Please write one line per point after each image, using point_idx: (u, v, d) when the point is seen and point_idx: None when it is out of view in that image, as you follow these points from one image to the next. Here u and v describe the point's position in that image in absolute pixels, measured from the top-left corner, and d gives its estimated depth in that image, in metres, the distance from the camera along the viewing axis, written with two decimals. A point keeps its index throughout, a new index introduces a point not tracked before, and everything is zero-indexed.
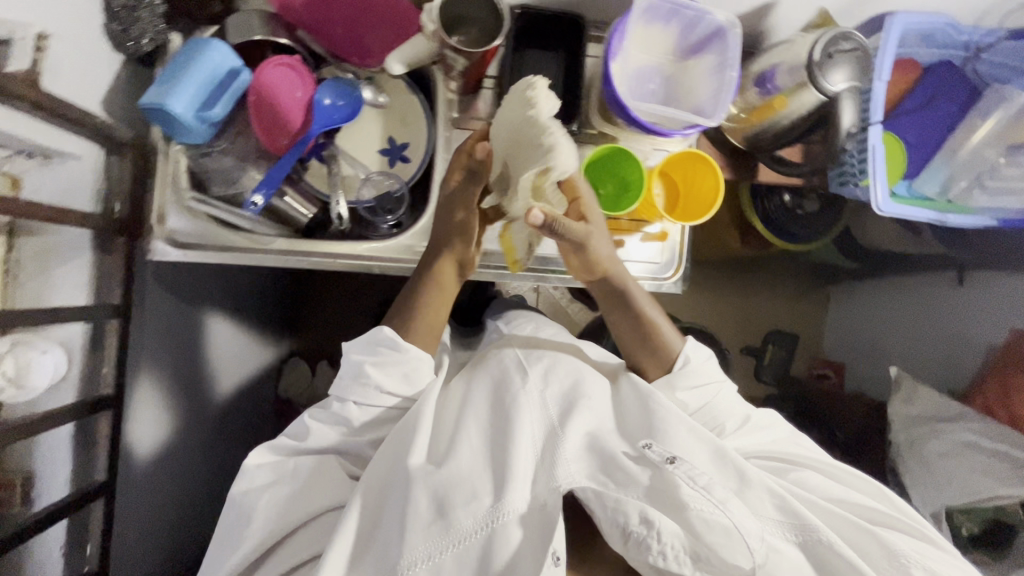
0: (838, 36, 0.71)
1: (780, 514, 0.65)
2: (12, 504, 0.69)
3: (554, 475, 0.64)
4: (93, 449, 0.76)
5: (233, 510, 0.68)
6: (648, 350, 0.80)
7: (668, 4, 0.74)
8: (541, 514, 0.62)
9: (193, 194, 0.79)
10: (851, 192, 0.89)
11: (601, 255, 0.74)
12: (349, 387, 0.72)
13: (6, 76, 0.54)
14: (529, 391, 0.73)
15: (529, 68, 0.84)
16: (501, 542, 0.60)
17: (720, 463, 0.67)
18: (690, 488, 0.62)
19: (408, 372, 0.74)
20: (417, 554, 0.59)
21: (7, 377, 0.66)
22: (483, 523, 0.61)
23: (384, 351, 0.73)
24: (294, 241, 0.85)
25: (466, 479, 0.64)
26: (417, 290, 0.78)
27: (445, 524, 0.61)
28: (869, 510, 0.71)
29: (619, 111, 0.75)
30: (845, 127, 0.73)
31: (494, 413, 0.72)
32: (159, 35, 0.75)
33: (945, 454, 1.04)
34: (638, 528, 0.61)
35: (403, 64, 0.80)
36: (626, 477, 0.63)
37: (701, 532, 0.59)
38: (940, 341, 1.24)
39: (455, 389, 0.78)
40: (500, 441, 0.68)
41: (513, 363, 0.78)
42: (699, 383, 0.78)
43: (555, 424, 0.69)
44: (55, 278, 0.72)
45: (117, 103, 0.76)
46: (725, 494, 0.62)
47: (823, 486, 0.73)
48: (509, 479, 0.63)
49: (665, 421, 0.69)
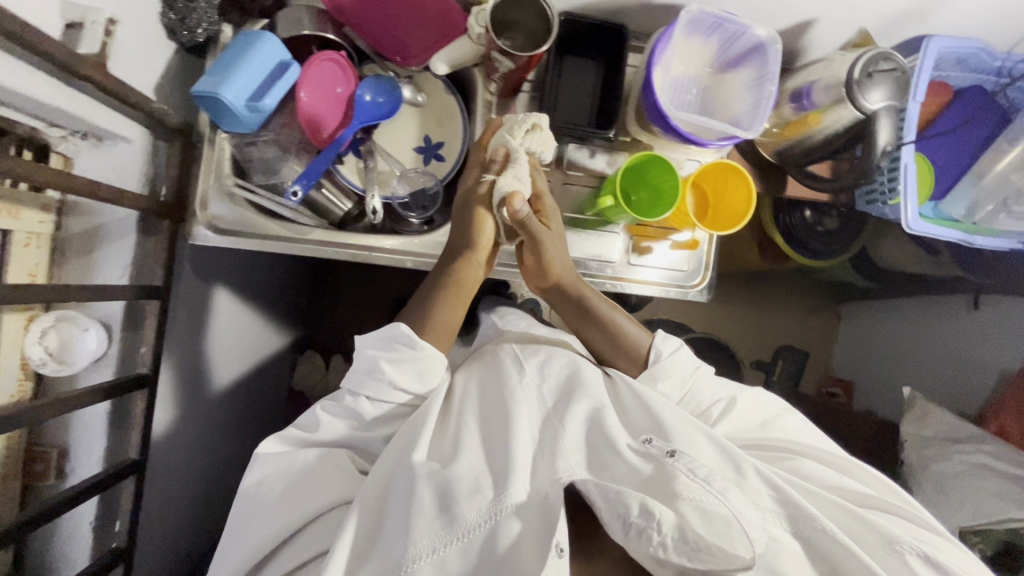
0: (877, 56, 0.72)
1: (780, 505, 0.65)
2: (47, 476, 0.72)
3: (554, 467, 0.62)
4: (124, 431, 0.76)
5: (245, 502, 0.66)
6: (623, 348, 0.84)
7: (710, 18, 0.76)
8: (542, 506, 0.60)
9: (236, 181, 0.81)
10: (879, 210, 0.92)
11: (554, 260, 0.82)
12: (364, 380, 0.71)
13: (77, 57, 0.56)
14: (526, 385, 0.74)
15: (567, 75, 0.87)
16: (505, 536, 0.57)
17: (717, 456, 0.67)
18: (690, 479, 0.60)
19: (422, 371, 0.73)
20: (421, 549, 0.56)
21: (48, 351, 0.69)
22: (487, 516, 0.58)
23: (400, 348, 0.72)
24: (331, 232, 0.86)
25: (470, 471, 0.62)
26: (433, 290, 0.80)
27: (448, 518, 0.58)
28: (862, 496, 0.71)
29: (659, 119, 0.77)
30: (880, 147, 0.76)
31: (494, 407, 0.72)
32: (212, 27, 0.78)
33: (958, 475, 1.03)
34: (639, 520, 0.56)
35: (446, 65, 0.83)
36: (624, 470, 0.63)
37: (704, 525, 0.56)
38: (950, 361, 1.23)
39: (455, 385, 0.78)
40: (499, 432, 0.68)
41: (510, 359, 0.79)
42: (685, 375, 0.80)
43: (553, 420, 0.69)
44: (100, 257, 0.74)
45: (168, 89, 0.78)
46: (724, 485, 0.61)
47: (817, 473, 0.72)
48: (510, 471, 0.61)
49: (662, 416, 0.70)
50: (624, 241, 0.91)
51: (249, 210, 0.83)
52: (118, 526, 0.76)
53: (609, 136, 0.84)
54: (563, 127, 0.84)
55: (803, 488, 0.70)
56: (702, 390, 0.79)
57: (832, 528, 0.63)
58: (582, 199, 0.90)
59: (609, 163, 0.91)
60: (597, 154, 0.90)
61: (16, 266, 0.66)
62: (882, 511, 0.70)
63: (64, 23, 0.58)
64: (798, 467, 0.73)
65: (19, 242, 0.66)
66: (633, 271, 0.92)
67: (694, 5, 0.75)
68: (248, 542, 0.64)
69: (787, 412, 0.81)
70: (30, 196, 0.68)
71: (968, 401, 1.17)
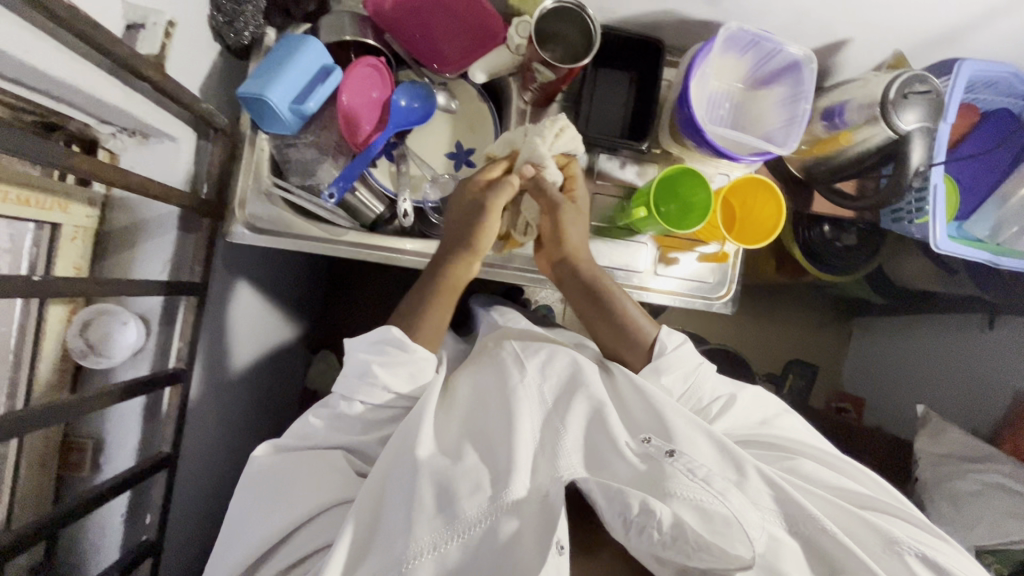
0: (913, 78, 0.74)
1: (780, 505, 0.64)
2: (82, 467, 0.74)
3: (556, 465, 0.62)
4: (156, 424, 0.77)
5: (245, 501, 0.66)
6: (627, 336, 0.79)
7: (747, 36, 0.78)
8: (542, 504, 0.60)
9: (275, 181, 0.83)
10: (904, 229, 0.95)
11: (572, 231, 0.79)
12: (355, 384, 0.70)
13: (141, 59, 0.57)
14: (528, 385, 0.71)
15: (601, 85, 0.89)
16: (504, 533, 0.58)
17: (718, 455, 0.66)
18: (688, 479, 0.61)
19: (415, 372, 0.71)
20: (422, 545, 0.56)
21: (89, 344, 0.70)
22: (485, 514, 0.59)
23: (390, 351, 0.71)
24: (363, 234, 0.87)
25: (470, 469, 0.62)
26: (428, 285, 0.78)
27: (448, 515, 0.58)
28: (861, 496, 0.69)
29: (694, 133, 0.78)
30: (912, 168, 0.76)
31: (493, 403, 0.70)
32: (258, 30, 0.79)
33: (973, 494, 1.01)
34: (638, 518, 0.57)
35: (485, 73, 0.85)
36: (622, 468, 0.63)
37: (702, 525, 0.58)
38: (965, 380, 1.21)
39: (455, 383, 0.76)
40: (500, 431, 0.66)
41: (512, 358, 0.75)
42: (687, 370, 0.77)
43: (554, 419, 0.68)
44: (141, 252, 0.75)
45: (212, 90, 0.79)
46: (725, 485, 0.62)
47: (817, 473, 0.71)
48: (511, 468, 0.61)
49: (663, 415, 0.69)
50: (651, 252, 0.92)
51: (287, 210, 0.84)
52: (148, 519, 0.77)
53: (642, 147, 0.85)
54: (597, 137, 0.85)
55: (803, 488, 0.68)
56: (704, 384, 0.77)
57: (834, 529, 0.62)
58: (609, 210, 0.91)
59: (639, 174, 0.92)
60: (627, 165, 0.92)
61: (62, 259, 0.67)
62: (882, 512, 0.68)
63: (126, 24, 0.60)
64: (796, 467, 0.71)
65: (67, 236, 0.68)
66: (658, 282, 0.93)
67: (732, 23, 0.77)
68: (246, 544, 0.64)
69: (786, 413, 0.79)
70: (78, 191, 0.69)
71: (981, 417, 1.17)
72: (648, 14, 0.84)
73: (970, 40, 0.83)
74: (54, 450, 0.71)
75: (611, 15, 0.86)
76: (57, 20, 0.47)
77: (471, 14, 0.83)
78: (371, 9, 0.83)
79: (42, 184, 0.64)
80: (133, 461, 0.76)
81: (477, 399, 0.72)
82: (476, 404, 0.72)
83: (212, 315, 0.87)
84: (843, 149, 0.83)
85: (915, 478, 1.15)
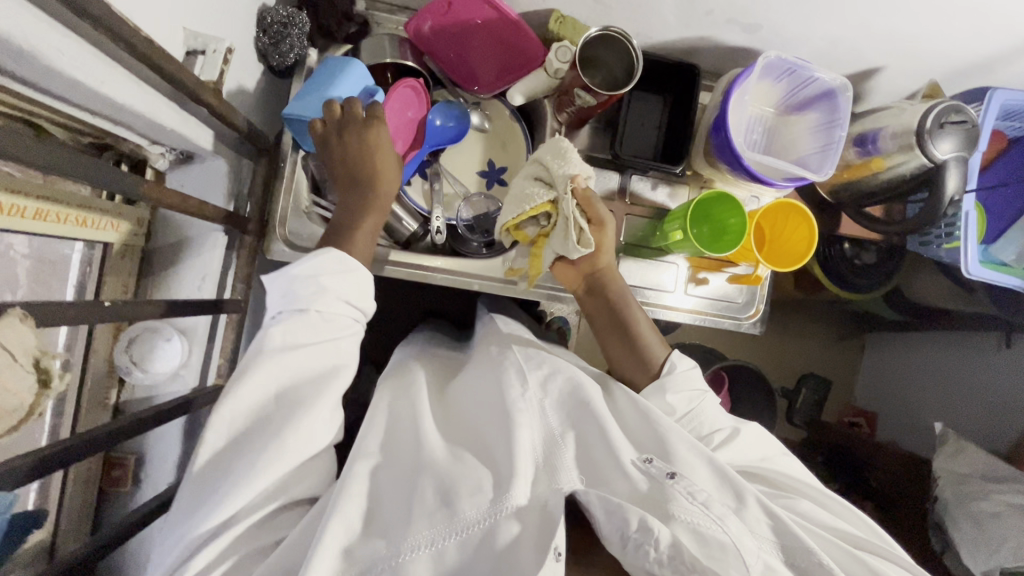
0: (948, 109, 0.75)
1: (778, 537, 0.56)
2: (123, 483, 0.75)
3: (556, 477, 0.57)
4: (195, 440, 0.78)
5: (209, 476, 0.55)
6: (635, 357, 0.77)
7: (785, 64, 0.79)
8: (542, 514, 0.54)
9: (314, 200, 0.83)
10: (933, 253, 0.97)
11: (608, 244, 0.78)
12: (296, 296, 0.61)
13: (202, 85, 0.58)
14: (529, 398, 0.65)
15: (634, 108, 0.90)
16: (501, 538, 0.52)
17: (716, 480, 0.60)
18: (688, 502, 0.55)
19: (360, 287, 0.65)
20: (420, 539, 0.52)
21: (135, 361, 0.71)
22: (485, 514, 0.53)
23: (332, 267, 0.63)
24: (399, 253, 0.87)
25: (470, 471, 0.57)
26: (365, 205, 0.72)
27: (449, 511, 0.53)
28: (860, 537, 0.63)
29: (730, 156, 0.79)
30: (947, 195, 0.77)
31: (489, 416, 0.65)
32: (302, 52, 0.81)
33: (997, 515, 0.97)
34: (636, 535, 0.53)
35: (522, 96, 0.86)
36: (622, 486, 0.58)
37: (698, 548, 0.52)
38: (986, 400, 1.17)
39: (455, 399, 0.73)
40: (497, 440, 0.61)
41: (513, 366, 0.70)
42: (689, 394, 0.73)
43: (555, 431, 0.63)
44: (185, 271, 0.76)
45: (255, 110, 0.81)
46: (724, 511, 0.56)
47: (818, 515, 0.65)
48: (511, 472, 0.56)
49: (668, 435, 0.64)
50: (682, 270, 0.93)
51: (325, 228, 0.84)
52: None
53: (676, 171, 0.86)
54: (632, 159, 0.86)
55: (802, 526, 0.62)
56: (704, 415, 0.71)
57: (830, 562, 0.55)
58: (639, 229, 0.91)
59: (669, 195, 0.93)
60: (659, 187, 0.93)
61: (110, 277, 0.70)
62: (883, 559, 0.62)
63: (186, 50, 0.63)
64: (797, 506, 0.65)
65: (116, 253, 0.70)
66: (686, 301, 0.93)
67: (770, 52, 0.78)
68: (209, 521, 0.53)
69: (784, 454, 0.73)
70: (128, 210, 0.70)
71: (997, 439, 1.13)
72: (684, 40, 0.86)
73: (1001, 70, 0.85)
74: (98, 466, 0.73)
75: (647, 41, 0.88)
76: (134, 51, 0.48)
77: (510, 38, 0.83)
78: (410, 31, 0.83)
79: (98, 206, 0.65)
80: (173, 476, 0.77)
81: (474, 412, 0.68)
82: (473, 416, 0.68)
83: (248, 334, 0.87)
84: (874, 175, 0.85)
85: (933, 497, 1.11)
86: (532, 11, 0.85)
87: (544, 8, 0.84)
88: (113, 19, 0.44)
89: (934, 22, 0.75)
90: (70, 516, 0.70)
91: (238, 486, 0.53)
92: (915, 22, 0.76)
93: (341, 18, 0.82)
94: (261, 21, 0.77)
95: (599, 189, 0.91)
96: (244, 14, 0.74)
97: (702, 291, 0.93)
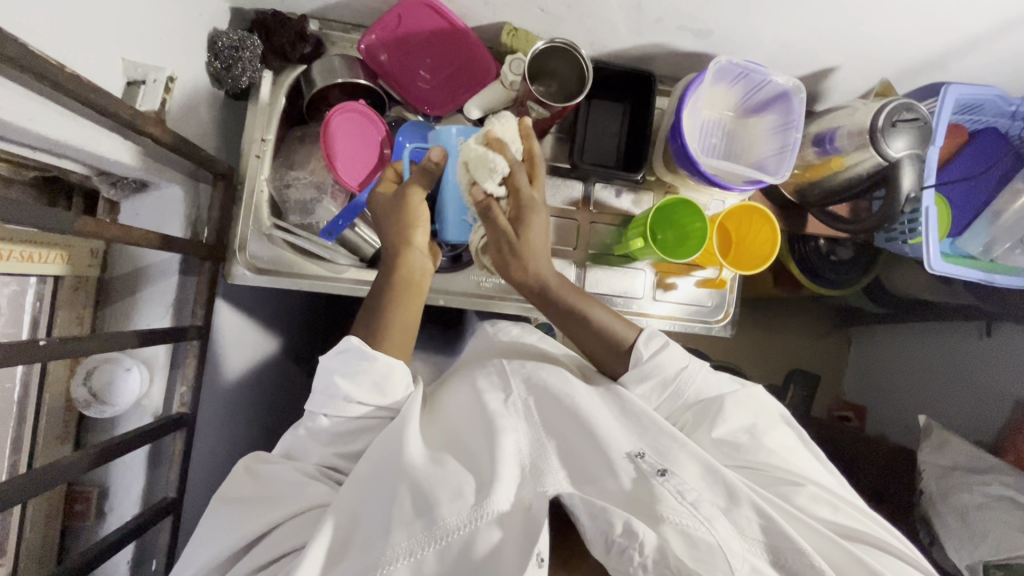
0: (900, 107, 0.78)
1: (767, 537, 0.56)
2: (88, 516, 0.75)
3: (541, 481, 0.56)
4: (160, 470, 0.78)
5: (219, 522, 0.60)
6: (612, 346, 0.73)
7: (737, 68, 0.80)
8: (525, 518, 0.53)
9: (275, 222, 0.81)
10: (899, 248, 0.98)
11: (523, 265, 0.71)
12: (322, 399, 0.63)
13: (141, 114, 0.58)
14: (511, 402, 0.66)
15: (594, 115, 0.91)
16: (481, 546, 0.51)
17: (706, 479, 0.59)
18: (676, 502, 0.55)
19: (380, 381, 0.64)
20: (398, 551, 0.50)
21: (93, 391, 0.71)
22: (466, 521, 0.52)
23: (354, 363, 0.63)
24: (365, 271, 0.85)
25: (450, 477, 0.56)
26: (383, 287, 0.71)
27: (427, 520, 0.52)
28: (846, 526, 0.62)
29: (685, 162, 0.80)
30: (904, 192, 0.80)
31: (472, 422, 0.64)
32: (255, 74, 0.81)
33: (979, 506, 0.91)
34: (621, 540, 0.51)
35: (479, 109, 0.85)
36: (610, 485, 0.57)
37: (686, 550, 0.52)
38: (964, 390, 1.11)
39: (439, 401, 0.72)
40: (479, 445, 0.60)
41: (496, 372, 0.72)
42: (668, 377, 0.71)
43: (540, 432, 0.63)
44: (144, 299, 0.76)
45: (210, 135, 0.81)
46: (713, 513, 0.55)
47: (811, 505, 0.63)
48: (493, 476, 0.55)
49: (659, 438, 0.63)
50: (649, 277, 0.92)
51: (290, 252, 0.83)
52: (154, 564, 0.78)
53: (637, 177, 0.86)
54: (591, 167, 0.86)
55: (789, 516, 0.60)
56: (689, 388, 0.71)
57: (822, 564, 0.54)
58: (607, 237, 0.91)
59: (634, 202, 0.92)
60: (622, 194, 0.92)
61: (63, 311, 0.69)
62: (871, 547, 0.61)
63: (126, 81, 0.64)
64: (789, 494, 0.64)
65: (69, 286, 0.70)
66: (657, 307, 0.93)
67: (722, 56, 0.79)
68: (216, 564, 0.58)
69: (780, 421, 0.70)
70: (81, 242, 0.70)
71: (982, 428, 1.06)
72: (638, 48, 0.87)
73: (954, 63, 0.85)
74: (61, 499, 0.73)
75: (602, 50, 0.88)
76: (61, 87, 0.47)
77: (464, 51, 0.84)
78: (363, 50, 0.84)
79: (45, 239, 0.65)
80: (138, 504, 0.77)
81: (456, 417, 0.67)
82: (456, 420, 0.66)
83: (213, 374, 0.83)
84: (833, 174, 0.86)
85: (919, 491, 1.03)
86: (484, 25, 0.85)
87: (497, 21, 0.84)
88: (36, 60, 0.43)
89: (881, 23, 0.76)
90: (31, 550, 0.69)
91: (233, 548, 0.57)
92: (862, 23, 0.76)
93: (295, 39, 0.81)
94: (210, 46, 0.78)
95: (562, 198, 0.90)
96: (189, 39, 0.74)
97: (668, 297, 0.93)
